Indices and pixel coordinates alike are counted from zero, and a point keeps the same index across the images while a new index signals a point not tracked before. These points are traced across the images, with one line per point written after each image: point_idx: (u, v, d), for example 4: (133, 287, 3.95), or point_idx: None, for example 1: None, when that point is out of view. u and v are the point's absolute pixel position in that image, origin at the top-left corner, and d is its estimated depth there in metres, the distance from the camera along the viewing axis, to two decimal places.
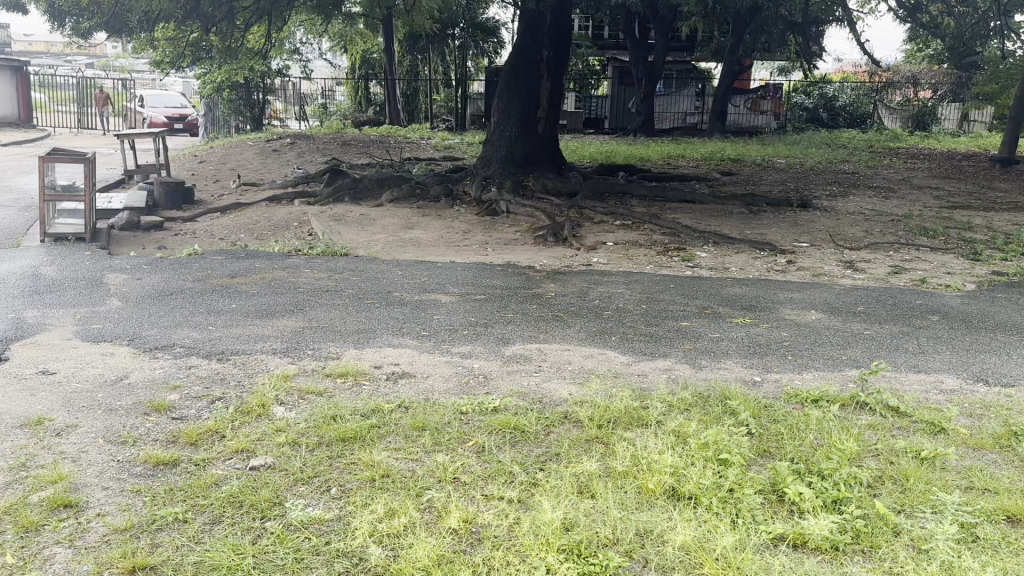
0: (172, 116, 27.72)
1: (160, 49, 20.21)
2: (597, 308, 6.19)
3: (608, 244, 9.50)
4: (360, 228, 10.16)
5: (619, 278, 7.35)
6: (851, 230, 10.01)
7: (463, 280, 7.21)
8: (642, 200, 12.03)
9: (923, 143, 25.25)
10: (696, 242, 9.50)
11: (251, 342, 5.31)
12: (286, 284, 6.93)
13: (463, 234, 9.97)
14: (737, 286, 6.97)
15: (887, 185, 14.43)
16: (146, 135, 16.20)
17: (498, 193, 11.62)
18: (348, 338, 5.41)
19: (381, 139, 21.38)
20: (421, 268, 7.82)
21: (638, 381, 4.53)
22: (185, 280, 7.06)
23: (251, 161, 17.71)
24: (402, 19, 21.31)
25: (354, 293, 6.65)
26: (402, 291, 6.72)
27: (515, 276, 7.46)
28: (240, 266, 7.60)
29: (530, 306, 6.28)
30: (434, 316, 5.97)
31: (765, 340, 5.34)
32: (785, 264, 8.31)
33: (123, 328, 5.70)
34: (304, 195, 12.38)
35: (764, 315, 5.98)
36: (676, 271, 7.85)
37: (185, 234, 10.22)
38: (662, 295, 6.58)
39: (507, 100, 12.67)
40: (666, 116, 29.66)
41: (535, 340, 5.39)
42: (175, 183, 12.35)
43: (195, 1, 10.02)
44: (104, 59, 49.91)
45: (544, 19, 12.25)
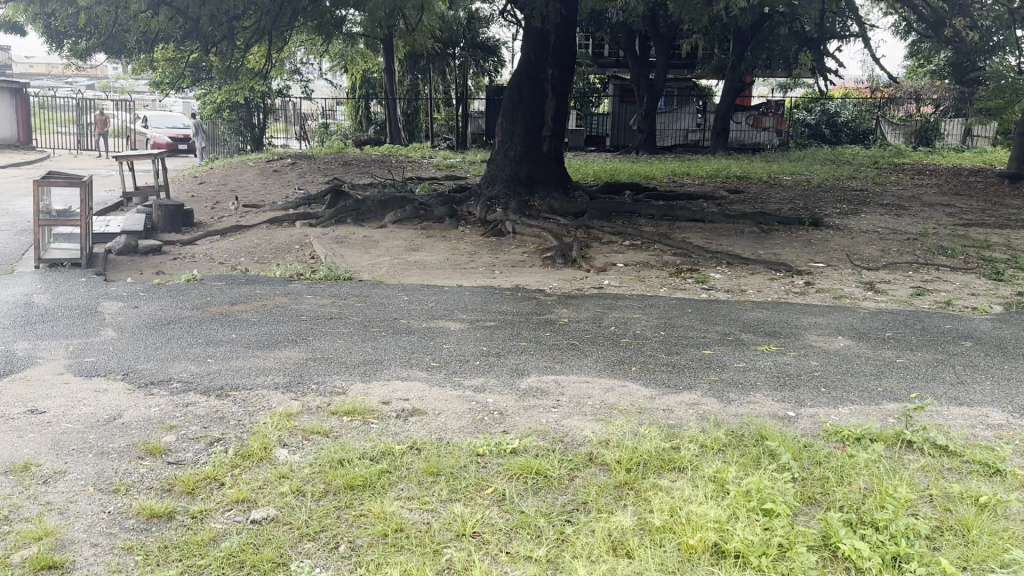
0: (176, 136, 27.64)
1: (159, 71, 20.07)
2: (614, 334, 5.91)
3: (619, 265, 9.24)
4: (363, 250, 9.90)
5: (634, 302, 7.09)
6: (868, 250, 9.75)
7: (471, 305, 6.95)
8: (650, 219, 11.78)
9: (928, 159, 25.08)
10: (709, 262, 9.24)
11: (253, 376, 5.03)
12: (288, 311, 6.65)
13: (469, 256, 9.71)
14: (756, 310, 6.71)
15: (897, 203, 14.20)
16: (145, 156, 16.02)
17: (503, 214, 11.38)
18: (354, 371, 5.12)
19: (383, 159, 21.20)
20: (427, 292, 7.56)
21: (664, 417, 4.24)
22: (183, 308, 6.78)
23: (251, 182, 17.51)
24: (402, 38, 21.20)
25: (359, 320, 6.38)
26: (410, 318, 6.45)
27: (526, 300, 7.20)
28: (240, 293, 7.33)
29: (543, 333, 6.01)
30: (445, 345, 5.70)
31: (793, 370, 5.08)
32: (803, 285, 8.05)
33: (117, 361, 5.42)
34: (305, 216, 12.14)
35: (790, 342, 5.71)
36: (691, 293, 7.58)
37: (184, 258, 9.97)
38: (680, 320, 6.31)
39: (511, 119, 12.44)
40: (667, 133, 29.53)
41: (551, 371, 5.10)
42: (174, 206, 12.13)
43: (194, 21, 9.84)
44: (105, 81, 50.11)
45: (549, 37, 12.02)
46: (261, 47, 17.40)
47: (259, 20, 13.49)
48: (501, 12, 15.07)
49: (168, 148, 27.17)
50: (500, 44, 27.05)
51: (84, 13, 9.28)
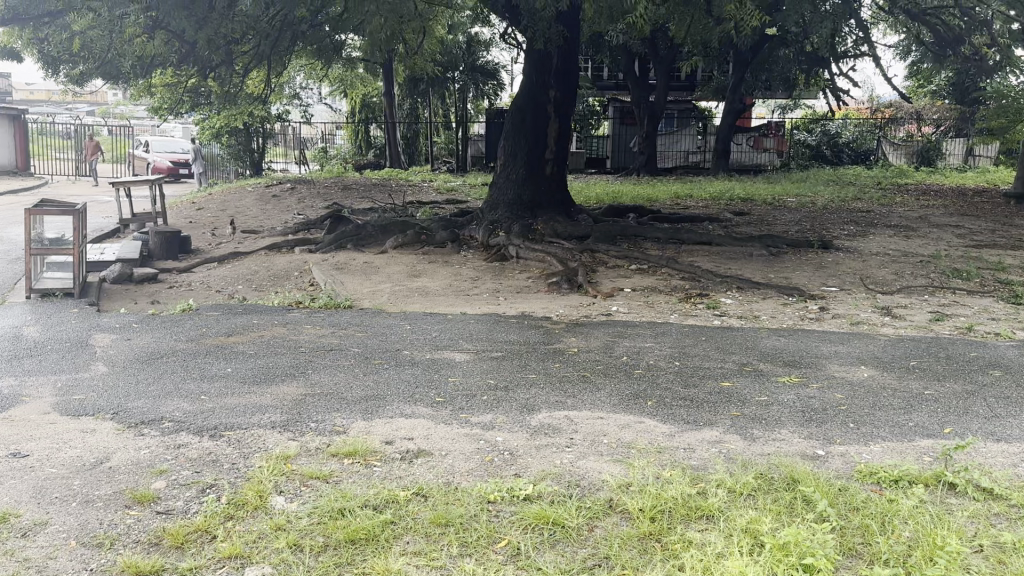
0: (178, 161, 27.45)
1: (158, 96, 20.00)
2: (627, 365, 5.65)
3: (626, 290, 9.02)
4: (364, 277, 9.67)
5: (645, 330, 6.84)
6: (881, 273, 9.52)
7: (476, 334, 6.69)
8: (656, 242, 11.58)
9: (931, 179, 24.94)
10: (719, 287, 9.01)
11: (248, 415, 4.76)
12: (286, 343, 6.40)
13: (472, 282, 9.48)
14: (773, 338, 6.47)
15: (906, 224, 13.98)
16: (142, 182, 15.85)
17: (507, 237, 11.17)
18: (356, 407, 4.86)
19: (383, 182, 21.04)
20: (431, 321, 7.31)
21: (686, 458, 3.99)
22: (177, 341, 6.52)
23: (250, 207, 17.34)
24: (402, 62, 21.14)
25: (360, 351, 6.12)
26: (413, 348, 6.20)
27: (533, 328, 6.96)
28: (236, 323, 7.08)
29: (552, 363, 5.76)
30: (450, 377, 5.45)
31: (818, 404, 4.83)
32: (818, 311, 7.81)
33: (106, 399, 5.15)
34: (304, 242, 11.92)
35: (811, 372, 5.47)
36: (703, 320, 7.34)
37: (180, 286, 9.74)
38: (694, 349, 6.07)
39: (513, 142, 12.27)
40: (667, 155, 29.44)
41: (563, 406, 4.83)
42: (171, 233, 11.92)
43: (189, 47, 9.69)
44: (106, 107, 50.26)
45: (551, 59, 11.87)
46: (260, 72, 17.30)
47: (257, 45, 13.36)
48: (501, 36, 14.95)
49: (168, 173, 26.99)
50: (500, 67, 27.04)
51: (78, 37, 9.19)
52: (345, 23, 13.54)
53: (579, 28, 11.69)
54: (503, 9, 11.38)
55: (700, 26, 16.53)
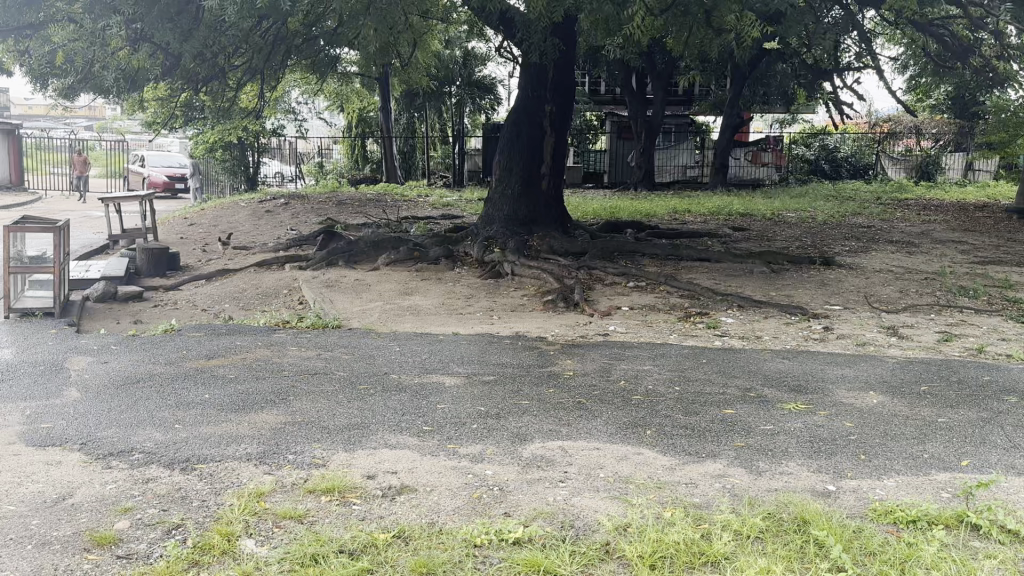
0: (174, 176, 27.17)
1: (152, 111, 19.81)
2: (625, 390, 5.38)
3: (624, 309, 8.76)
4: (354, 295, 9.41)
5: (644, 351, 6.58)
6: (885, 291, 9.28)
7: (469, 357, 6.42)
8: (654, 259, 11.33)
9: (930, 194, 24.75)
10: (719, 305, 8.76)
11: (222, 447, 4.50)
12: (270, 366, 6.14)
13: (465, 300, 9.22)
14: (776, 360, 6.23)
15: (908, 240, 13.77)
16: (133, 197, 15.64)
17: (501, 254, 10.93)
18: (337, 438, 4.60)
19: (378, 197, 20.82)
20: (421, 342, 7.05)
21: (687, 494, 3.74)
22: (155, 364, 6.26)
23: (243, 223, 17.11)
24: (398, 76, 20.99)
25: (345, 375, 5.86)
26: (400, 372, 5.95)
27: (527, 349, 6.70)
28: (219, 345, 6.82)
29: (547, 388, 5.50)
30: (439, 403, 5.19)
31: (827, 434, 4.57)
32: (822, 331, 7.56)
33: (75, 427, 4.88)
34: (295, 258, 11.66)
35: (818, 398, 5.22)
36: (704, 341, 7.08)
37: (166, 305, 9.48)
38: (694, 371, 5.82)
39: (508, 157, 12.05)
40: (665, 169, 29.25)
41: (557, 435, 4.56)
42: (159, 250, 11.67)
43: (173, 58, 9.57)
44: (104, 122, 50.22)
45: (546, 73, 11.66)
46: (253, 86, 17.13)
47: (249, 58, 13.18)
48: (498, 50, 14.78)
49: (164, 187, 26.69)
50: (497, 82, 26.91)
51: (59, 51, 9.03)
52: (339, 37, 13.37)
53: (575, 41, 11.50)
54: (498, 22, 11.18)
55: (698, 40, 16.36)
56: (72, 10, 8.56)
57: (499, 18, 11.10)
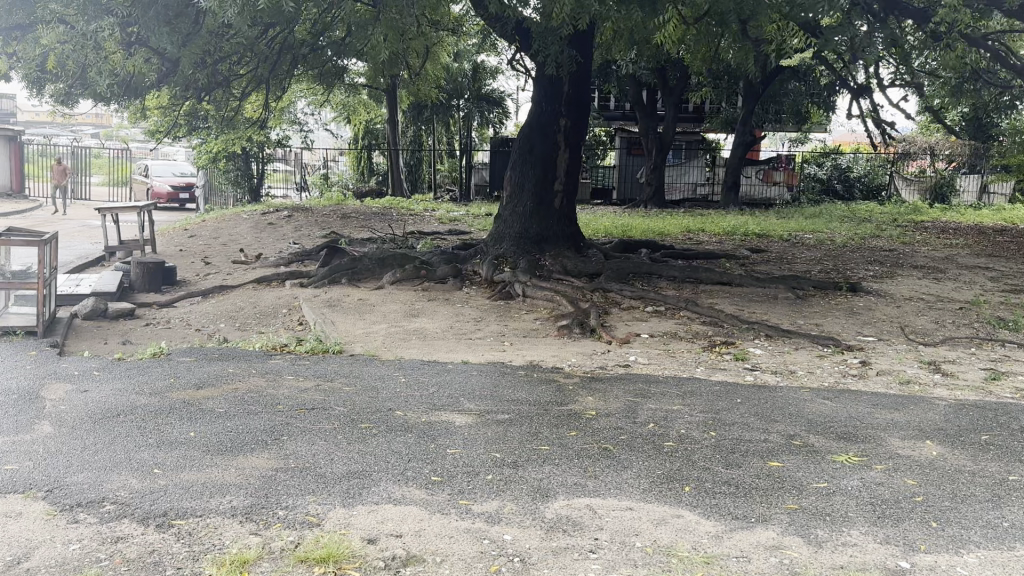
0: (178, 185, 26.22)
1: (154, 119, 19.36)
2: (657, 435, 4.85)
3: (643, 336, 8.25)
4: (357, 316, 8.91)
5: (670, 386, 6.07)
6: (920, 321, 8.76)
7: (480, 390, 5.90)
8: (671, 281, 10.82)
9: (948, 216, 24.18)
10: (745, 333, 8.25)
11: (206, 498, 3.98)
12: (265, 398, 5.63)
13: (474, 323, 8.73)
14: (817, 401, 5.70)
15: (933, 265, 13.24)
16: (131, 208, 15.18)
17: (512, 274, 10.41)
18: (335, 488, 4.09)
19: (384, 211, 20.30)
20: (428, 371, 6.53)
21: (741, 573, 3.23)
22: (140, 394, 5.75)
23: (244, 235, 16.63)
24: (406, 88, 20.55)
25: (344, 411, 5.33)
26: (405, 408, 5.41)
27: (543, 381, 6.19)
28: (210, 373, 6.31)
29: (568, 430, 4.98)
30: (449, 447, 4.66)
31: (890, 495, 4.05)
32: (859, 366, 7.04)
33: (42, 470, 4.36)
34: (296, 275, 11.17)
35: (870, 449, 4.70)
36: (734, 375, 6.58)
37: (159, 324, 8.98)
38: (730, 413, 5.29)
39: (520, 173, 11.53)
40: (675, 187, 28.74)
41: (585, 490, 4.03)
42: (154, 264, 11.19)
43: (169, 63, 9.25)
44: (112, 129, 50.11)
45: (561, 87, 11.15)
46: (258, 96, 16.67)
47: (254, 67, 12.74)
48: (510, 63, 14.30)
49: (167, 199, 26.00)
50: (505, 95, 26.49)
51: (51, 55, 8.70)
52: (347, 47, 12.90)
53: (592, 54, 11.00)
54: (513, 33, 10.72)
55: (714, 56, 15.90)
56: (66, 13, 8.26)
57: (514, 28, 10.64)
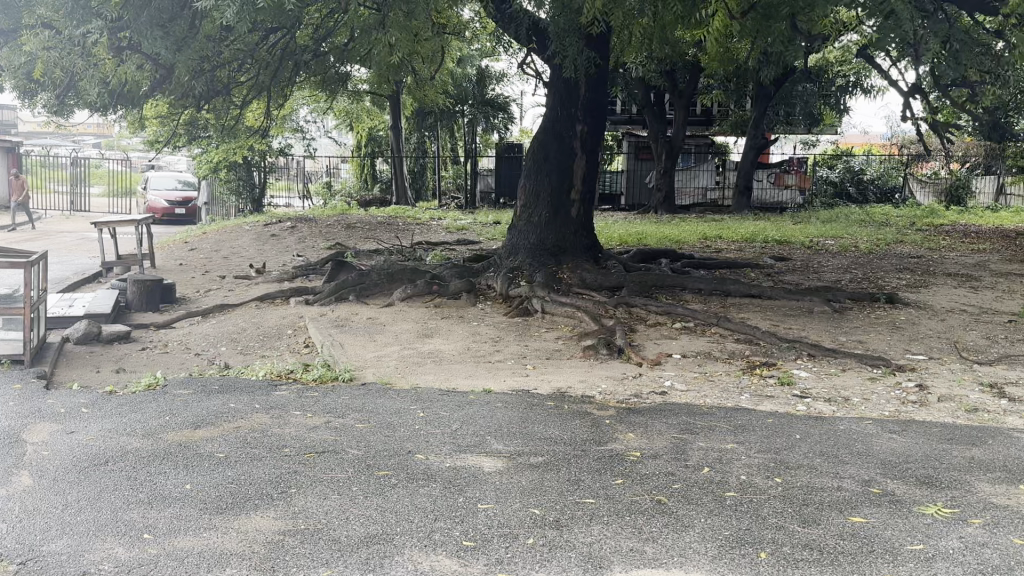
0: (173, 201, 25.03)
1: (153, 128, 18.83)
2: (717, 485, 4.26)
3: (675, 356, 7.67)
4: (367, 337, 8.34)
5: (717, 417, 5.52)
6: (970, 337, 8.15)
7: (507, 425, 5.33)
8: (697, 293, 10.24)
9: (967, 219, 23.52)
10: (784, 352, 7.67)
11: (204, 572, 3.42)
12: (271, 439, 5.07)
13: (493, 344, 8.16)
14: (884, 437, 5.09)
15: (966, 273, 12.62)
16: (127, 222, 14.63)
17: (529, 288, 9.85)
18: (353, 557, 3.51)
19: (390, 220, 19.76)
20: (448, 402, 5.96)
21: None
22: (130, 438, 5.18)
23: (247, 248, 16.10)
24: (411, 94, 20.02)
25: (359, 455, 4.75)
26: (426, 450, 4.82)
27: (576, 414, 5.61)
28: (210, 409, 5.75)
29: (612, 477, 4.39)
30: (479, 501, 4.07)
31: (1002, 562, 3.46)
32: (916, 390, 6.47)
33: (14, 537, 3.78)
34: (301, 292, 10.62)
35: (960, 498, 4.12)
36: (782, 404, 6.00)
37: (156, 349, 8.43)
38: (791, 455, 4.73)
39: (535, 181, 10.94)
40: (685, 192, 28.17)
41: (645, 559, 3.46)
42: (151, 282, 10.67)
43: (162, 69, 8.66)
44: (112, 141, 49.80)
45: (577, 89, 10.55)
46: (259, 104, 16.13)
47: (255, 76, 12.16)
48: (520, 67, 13.70)
49: (161, 214, 24.85)
50: (511, 100, 25.92)
51: (35, 61, 8.14)
52: (353, 52, 12.35)
53: (610, 54, 10.43)
54: (529, 35, 10.20)
55: (730, 57, 15.32)
56: (51, 17, 7.71)
57: (531, 30, 10.12)
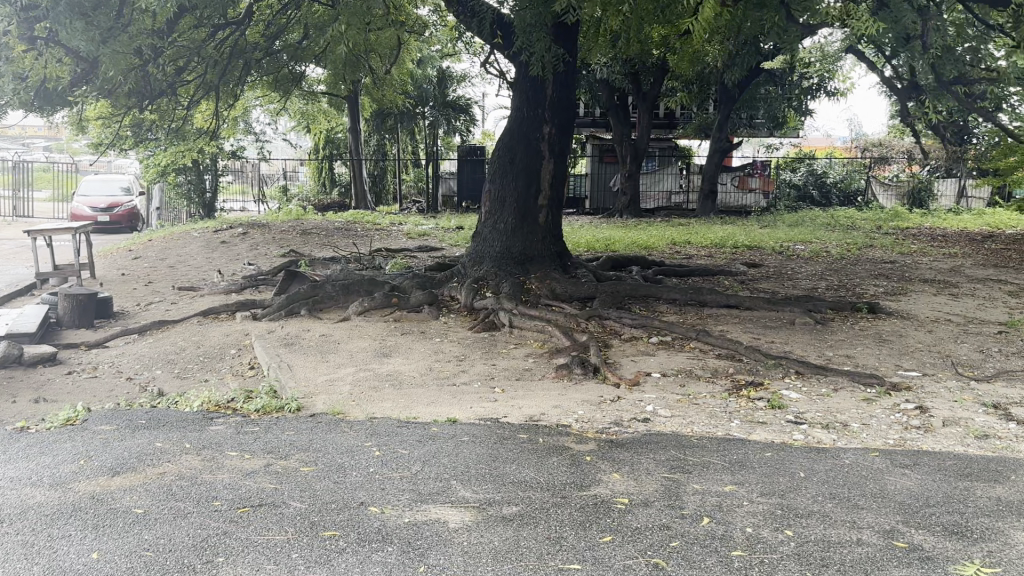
0: (98, 207, 22.84)
1: (93, 129, 17.73)
2: (723, 544, 3.65)
3: (654, 375, 7.08)
4: (319, 357, 7.63)
5: (708, 451, 4.93)
6: (962, 350, 7.73)
7: (475, 466, 4.69)
8: (673, 303, 9.69)
9: (932, 222, 23.42)
10: (770, 370, 7.13)
11: None
12: (200, 489, 4.36)
13: (457, 363, 7.52)
14: (897, 474, 4.56)
15: (942, 278, 12.32)
16: (64, 229, 13.65)
17: (496, 300, 9.21)
18: None
19: (347, 226, 18.94)
20: (406, 436, 5.28)
21: None
22: (29, 493, 4.39)
23: (194, 256, 15.21)
24: (368, 94, 19.19)
25: (301, 509, 4.07)
26: (383, 502, 4.15)
27: (553, 451, 4.97)
28: (134, 451, 5.01)
29: (599, 533, 3.77)
30: (442, 571, 3.42)
31: None
32: (917, 412, 5.97)
33: None
34: (249, 306, 9.87)
35: (1000, 554, 3.57)
36: (775, 433, 5.46)
37: (84, 373, 7.62)
38: (797, 499, 4.17)
39: (499, 186, 10.30)
40: (650, 195, 27.78)
41: None
42: (85, 295, 9.82)
43: (87, 63, 7.84)
44: (62, 144, 47.90)
45: (544, 89, 9.96)
46: (207, 104, 15.21)
47: (199, 75, 11.31)
48: (482, 67, 13.04)
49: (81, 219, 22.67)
50: (472, 102, 25.26)
51: None
52: (306, 51, 11.60)
53: (578, 52, 9.86)
54: (493, 28, 9.58)
55: (701, 57, 14.84)
56: None
57: (495, 23, 9.50)
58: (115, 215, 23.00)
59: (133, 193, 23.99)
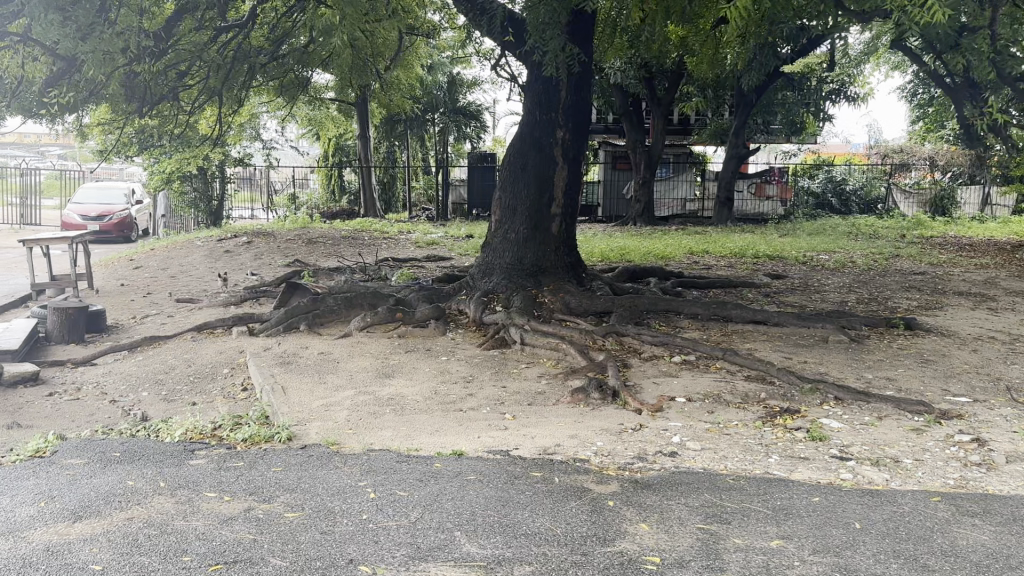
0: (90, 214, 22.06)
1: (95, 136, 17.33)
2: None
3: (677, 399, 6.51)
4: (315, 378, 7.09)
5: (745, 495, 4.34)
6: (1013, 373, 7.09)
7: (481, 512, 4.13)
8: (695, 318, 9.09)
9: (956, 230, 22.69)
10: (807, 395, 6.52)
11: None
12: (169, 540, 3.81)
13: (465, 385, 6.96)
14: (967, 526, 3.97)
15: (977, 291, 11.67)
16: (60, 239, 13.20)
17: (506, 316, 8.66)
18: None
19: (354, 235, 18.44)
20: (405, 474, 4.72)
21: None
22: None
23: (196, 266, 14.72)
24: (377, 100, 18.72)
25: (281, 568, 3.52)
26: (374, 558, 3.59)
27: (570, 493, 4.39)
28: (100, 490, 4.47)
29: None
30: None
31: None
32: (976, 446, 5.35)
33: None
34: (247, 320, 9.36)
35: None
36: (819, 472, 4.85)
37: (65, 394, 7.12)
38: (857, 558, 3.58)
39: (510, 194, 9.75)
40: (664, 202, 27.18)
41: None
42: (72, 308, 9.31)
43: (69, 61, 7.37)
44: (76, 154, 47.89)
45: (557, 92, 9.42)
46: (211, 110, 14.76)
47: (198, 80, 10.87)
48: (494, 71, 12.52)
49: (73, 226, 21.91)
50: (483, 108, 24.80)
51: None
52: (311, 54, 11.09)
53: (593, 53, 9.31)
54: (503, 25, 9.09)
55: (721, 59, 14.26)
56: None
57: (505, 20, 9.00)
58: (108, 223, 22.22)
59: (133, 203, 23.40)
